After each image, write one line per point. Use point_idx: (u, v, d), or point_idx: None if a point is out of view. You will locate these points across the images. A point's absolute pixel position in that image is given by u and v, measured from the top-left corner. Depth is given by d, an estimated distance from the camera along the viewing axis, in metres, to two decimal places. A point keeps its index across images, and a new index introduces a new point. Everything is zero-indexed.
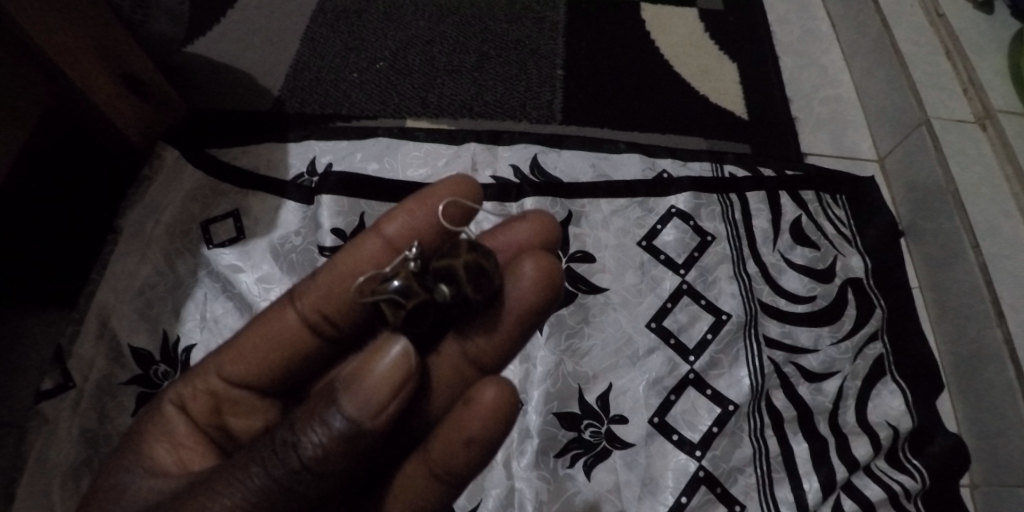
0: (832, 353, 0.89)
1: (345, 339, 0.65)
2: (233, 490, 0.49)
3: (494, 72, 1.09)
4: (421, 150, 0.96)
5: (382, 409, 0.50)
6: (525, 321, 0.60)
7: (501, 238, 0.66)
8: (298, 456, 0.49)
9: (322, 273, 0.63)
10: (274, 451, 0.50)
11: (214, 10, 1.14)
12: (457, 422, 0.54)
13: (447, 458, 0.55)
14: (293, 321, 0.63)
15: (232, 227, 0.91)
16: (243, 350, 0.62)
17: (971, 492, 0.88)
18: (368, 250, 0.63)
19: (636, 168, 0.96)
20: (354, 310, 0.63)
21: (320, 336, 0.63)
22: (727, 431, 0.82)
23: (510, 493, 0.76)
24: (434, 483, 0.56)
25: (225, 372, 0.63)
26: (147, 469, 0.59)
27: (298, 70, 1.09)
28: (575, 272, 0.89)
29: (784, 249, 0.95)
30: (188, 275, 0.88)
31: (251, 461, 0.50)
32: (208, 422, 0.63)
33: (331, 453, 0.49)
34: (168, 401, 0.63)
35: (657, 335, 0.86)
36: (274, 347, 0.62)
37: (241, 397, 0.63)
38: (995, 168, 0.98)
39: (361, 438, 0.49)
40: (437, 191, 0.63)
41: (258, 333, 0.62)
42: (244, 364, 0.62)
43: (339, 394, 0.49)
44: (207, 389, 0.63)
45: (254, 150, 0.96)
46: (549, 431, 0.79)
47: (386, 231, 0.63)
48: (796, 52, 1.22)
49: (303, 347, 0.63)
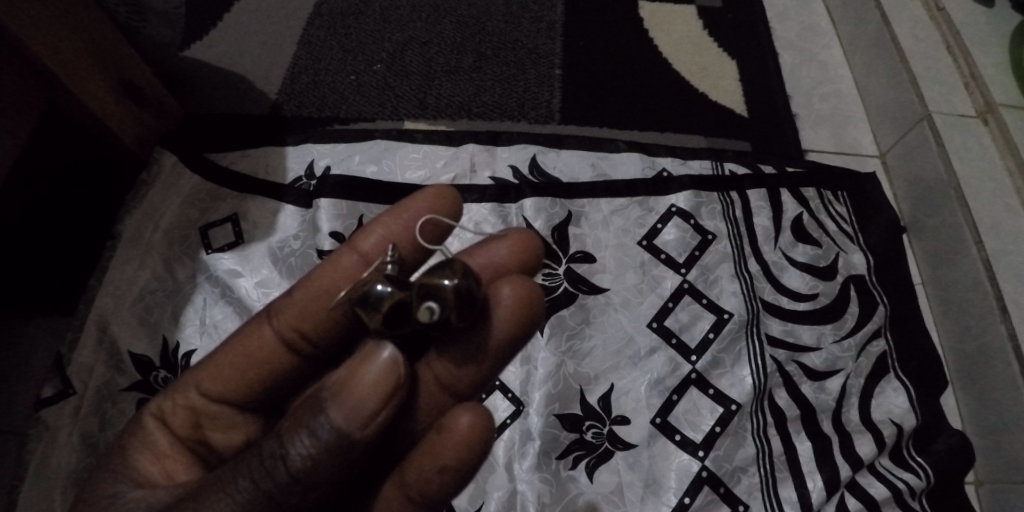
0: (835, 350, 0.89)
1: (325, 355, 0.65)
2: (224, 501, 0.49)
3: (492, 72, 1.09)
4: (419, 152, 0.96)
5: (371, 419, 0.49)
6: (501, 348, 0.59)
7: (479, 257, 0.65)
8: (287, 467, 0.48)
9: (299, 289, 0.63)
10: (263, 463, 0.49)
11: (210, 13, 1.13)
12: (431, 448, 0.54)
13: (428, 478, 0.54)
14: (270, 338, 0.62)
15: (231, 231, 0.90)
16: (223, 366, 0.62)
17: (976, 489, 0.88)
18: (345, 265, 0.64)
19: (636, 167, 0.95)
20: (333, 325, 0.63)
21: (298, 353, 0.63)
22: (730, 431, 0.81)
23: (512, 496, 0.76)
24: (410, 505, 0.56)
25: (205, 388, 0.62)
26: (134, 483, 0.58)
27: (295, 73, 1.08)
28: (575, 273, 0.88)
29: (785, 247, 0.95)
30: (187, 280, 0.88)
31: (241, 473, 0.50)
32: (189, 436, 0.62)
33: (320, 464, 0.49)
34: (148, 416, 0.62)
35: (659, 334, 0.85)
36: (255, 363, 0.62)
37: (222, 412, 0.63)
38: (997, 162, 0.98)
39: (349, 449, 0.49)
40: (411, 206, 0.66)
41: (235, 350, 0.62)
42: (223, 380, 0.62)
43: (327, 403, 0.49)
44: (187, 405, 0.62)
45: (253, 154, 0.96)
46: (551, 433, 0.79)
47: (363, 246, 0.65)
48: (796, 48, 1.21)
49: (281, 364, 0.63)
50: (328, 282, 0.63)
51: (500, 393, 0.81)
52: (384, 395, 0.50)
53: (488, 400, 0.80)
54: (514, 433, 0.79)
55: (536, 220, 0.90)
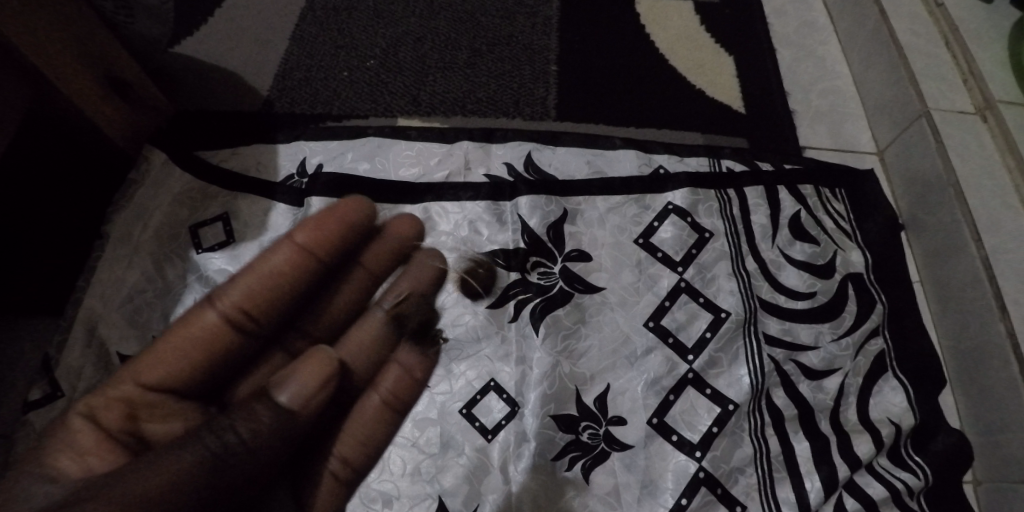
0: (833, 349, 0.88)
1: (264, 334, 0.72)
2: (168, 473, 0.55)
3: (486, 68, 1.07)
4: (413, 149, 0.94)
5: (313, 396, 0.63)
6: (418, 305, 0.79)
7: (380, 246, 0.79)
8: (233, 439, 0.58)
9: (240, 277, 0.71)
10: (211, 437, 0.58)
11: (200, 8, 1.11)
12: (385, 371, 0.75)
13: (400, 389, 0.74)
14: (214, 320, 0.69)
15: (221, 230, 0.89)
16: (166, 352, 0.68)
17: (974, 489, 0.87)
18: (280, 258, 0.72)
19: (632, 164, 0.94)
20: (273, 307, 0.72)
21: (241, 331, 0.70)
22: (727, 431, 0.80)
23: (507, 497, 0.75)
24: (390, 415, 0.74)
25: (142, 377, 0.67)
26: (50, 478, 0.59)
27: (287, 69, 1.07)
28: (570, 272, 0.86)
29: (783, 245, 0.94)
30: (177, 280, 0.86)
31: (186, 446, 0.57)
32: (121, 428, 0.66)
33: (263, 438, 0.60)
34: (74, 415, 0.64)
35: (655, 334, 0.84)
36: (196, 347, 0.69)
37: (159, 401, 0.67)
38: (996, 160, 0.97)
39: (292, 423, 0.62)
40: (337, 208, 0.75)
41: (181, 334, 0.68)
42: (167, 366, 0.68)
43: (276, 388, 0.62)
44: (123, 396, 0.67)
45: (245, 151, 0.95)
46: (546, 433, 0.78)
47: (296, 238, 0.73)
48: (793, 44, 1.20)
49: (225, 343, 0.70)
50: (265, 274, 0.71)
51: (494, 393, 0.79)
52: (319, 383, 0.63)
53: (482, 400, 0.79)
54: (508, 434, 0.78)
55: (531, 219, 0.88)
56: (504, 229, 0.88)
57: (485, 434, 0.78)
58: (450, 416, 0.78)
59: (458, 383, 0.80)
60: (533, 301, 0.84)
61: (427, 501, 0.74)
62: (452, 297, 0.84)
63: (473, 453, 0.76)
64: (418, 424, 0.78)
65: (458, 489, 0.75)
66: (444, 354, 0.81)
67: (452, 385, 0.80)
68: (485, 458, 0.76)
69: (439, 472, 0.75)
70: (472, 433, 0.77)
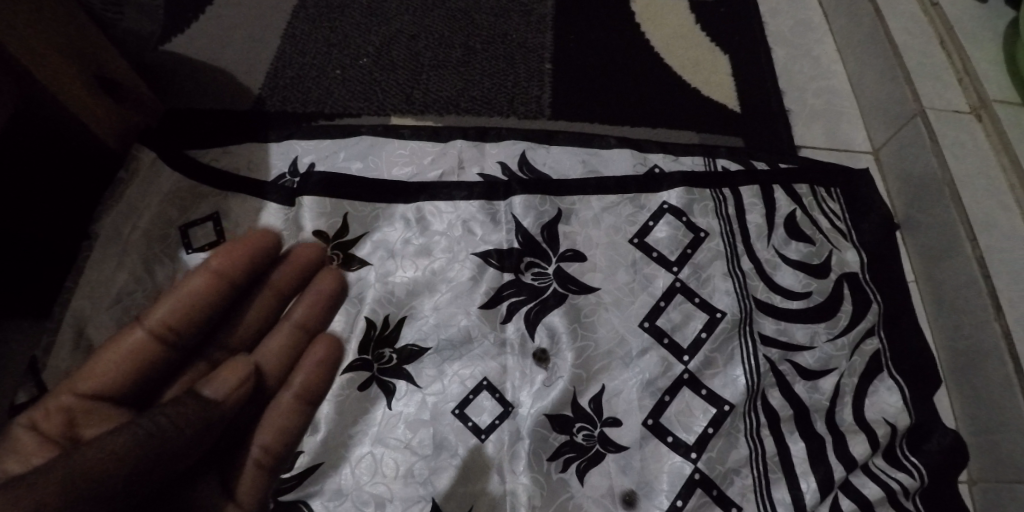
0: (828, 349, 0.88)
1: (189, 348, 0.72)
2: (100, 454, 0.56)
3: (480, 67, 1.07)
4: (406, 148, 0.93)
5: (233, 390, 0.66)
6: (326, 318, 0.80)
7: (286, 270, 0.79)
8: (166, 425, 0.59)
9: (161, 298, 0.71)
10: (145, 423, 0.59)
11: (191, 6, 1.10)
12: (302, 374, 0.75)
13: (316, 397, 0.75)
14: (140, 337, 0.69)
15: (212, 230, 0.88)
16: (97, 366, 0.67)
17: (969, 489, 0.87)
18: (194, 282, 0.71)
19: (628, 163, 0.94)
20: (196, 323, 0.71)
21: (166, 346, 0.70)
22: (723, 432, 0.80)
23: (501, 499, 0.74)
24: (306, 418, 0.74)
25: (77, 387, 0.67)
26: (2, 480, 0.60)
27: (278, 67, 1.05)
28: (565, 272, 0.85)
29: (778, 244, 0.93)
30: (166, 281, 0.85)
31: (122, 433, 0.57)
32: (61, 434, 0.65)
33: (190, 426, 0.61)
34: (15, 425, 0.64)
35: (650, 334, 0.83)
36: (131, 361, 0.68)
37: (97, 408, 0.67)
38: (991, 159, 0.97)
39: (214, 416, 0.63)
40: (250, 238, 0.75)
41: (108, 353, 0.68)
42: (99, 379, 0.67)
43: (201, 386, 0.65)
44: (60, 406, 0.66)
45: (236, 150, 0.93)
46: (540, 433, 0.77)
47: (209, 264, 0.72)
48: (789, 43, 1.19)
49: (153, 358, 0.69)
50: (183, 294, 0.71)
51: (487, 393, 0.78)
52: (237, 379, 0.67)
53: (475, 400, 0.78)
54: (502, 434, 0.77)
55: (525, 219, 0.87)
56: (498, 229, 0.87)
57: (478, 434, 0.76)
58: (443, 416, 0.77)
59: (451, 383, 0.78)
60: (527, 303, 0.83)
61: (420, 503, 0.73)
62: (445, 298, 0.82)
63: (467, 454, 0.75)
64: (410, 426, 0.76)
65: (452, 491, 0.73)
66: (436, 355, 0.80)
67: (444, 386, 0.78)
68: (479, 459, 0.75)
69: (433, 474, 0.74)
70: (466, 434, 0.76)
